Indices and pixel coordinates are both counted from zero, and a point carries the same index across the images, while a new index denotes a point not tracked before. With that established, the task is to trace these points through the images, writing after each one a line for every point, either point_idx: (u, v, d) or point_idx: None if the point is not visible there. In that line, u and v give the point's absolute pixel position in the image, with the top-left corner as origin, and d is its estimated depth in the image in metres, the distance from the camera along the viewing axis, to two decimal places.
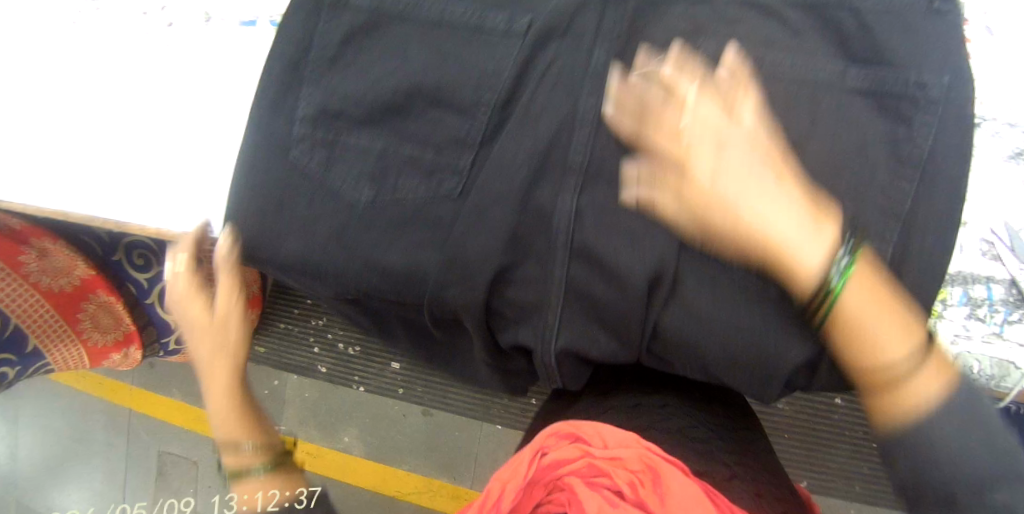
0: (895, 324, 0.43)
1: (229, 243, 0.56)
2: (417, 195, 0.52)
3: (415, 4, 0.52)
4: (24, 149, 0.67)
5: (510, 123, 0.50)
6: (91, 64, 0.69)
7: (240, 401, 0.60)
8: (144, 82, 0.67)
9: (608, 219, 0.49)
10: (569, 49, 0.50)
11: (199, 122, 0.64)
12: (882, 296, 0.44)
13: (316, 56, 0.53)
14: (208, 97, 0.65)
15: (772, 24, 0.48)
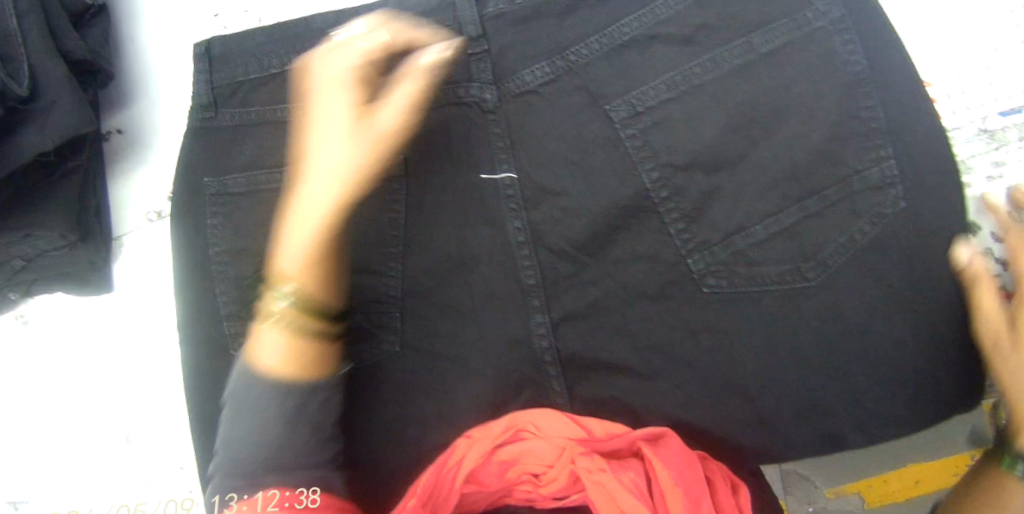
0: None
1: (198, 208, 0.72)
2: (494, 303, 0.66)
3: (314, 101, 0.69)
4: (50, 484, 0.75)
5: (509, 257, 0.65)
6: (81, 382, 0.77)
7: (324, 242, 0.56)
8: (97, 397, 0.76)
9: (645, 341, 0.64)
10: (554, 178, 0.64)
11: (145, 412, 0.76)
12: None
13: (239, 174, 0.71)
14: (145, 389, 0.76)
15: (776, 212, 0.62)
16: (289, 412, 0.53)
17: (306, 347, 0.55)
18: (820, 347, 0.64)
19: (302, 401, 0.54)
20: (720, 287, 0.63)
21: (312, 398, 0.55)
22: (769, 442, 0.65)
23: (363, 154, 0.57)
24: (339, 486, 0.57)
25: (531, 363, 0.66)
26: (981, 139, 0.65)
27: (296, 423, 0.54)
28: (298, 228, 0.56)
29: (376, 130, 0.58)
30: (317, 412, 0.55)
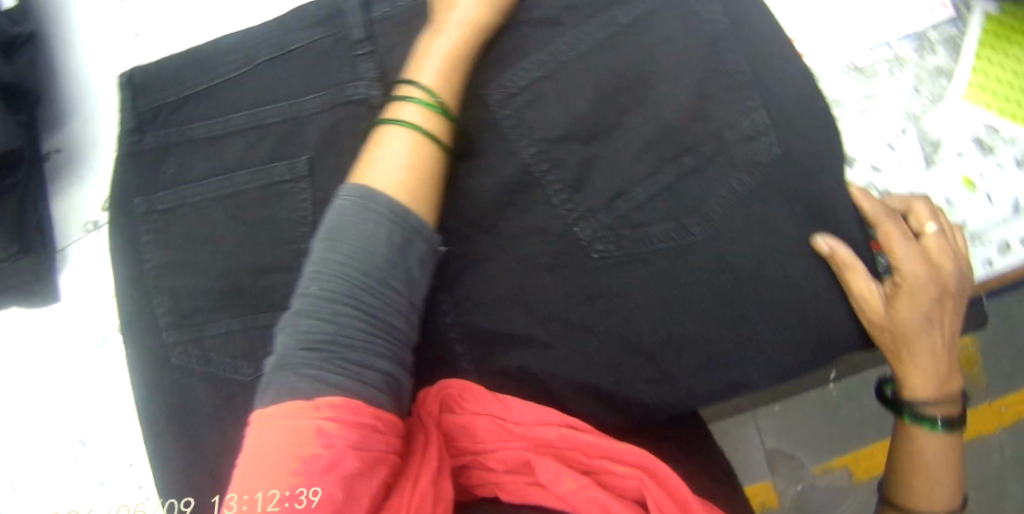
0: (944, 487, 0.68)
1: (131, 225, 0.77)
2: None
3: (226, 116, 0.74)
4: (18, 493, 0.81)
5: None
6: (39, 393, 0.83)
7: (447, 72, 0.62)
8: (53, 408, 0.82)
9: (544, 309, 0.66)
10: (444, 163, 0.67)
11: (97, 417, 0.82)
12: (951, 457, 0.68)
13: (164, 189, 0.76)
14: (96, 396, 0.82)
15: (653, 172, 0.65)
16: (388, 215, 0.55)
17: (423, 155, 0.59)
18: (712, 302, 0.65)
19: (404, 251, 0.55)
20: (610, 250, 0.65)
21: (412, 249, 0.56)
22: (676, 397, 0.66)
23: (445, 40, 0.62)
24: (388, 399, 0.54)
25: (441, 343, 0.69)
26: (852, 76, 0.68)
27: (393, 263, 0.54)
28: (426, 56, 0.62)
29: (460, 18, 0.62)
30: (416, 263, 0.56)
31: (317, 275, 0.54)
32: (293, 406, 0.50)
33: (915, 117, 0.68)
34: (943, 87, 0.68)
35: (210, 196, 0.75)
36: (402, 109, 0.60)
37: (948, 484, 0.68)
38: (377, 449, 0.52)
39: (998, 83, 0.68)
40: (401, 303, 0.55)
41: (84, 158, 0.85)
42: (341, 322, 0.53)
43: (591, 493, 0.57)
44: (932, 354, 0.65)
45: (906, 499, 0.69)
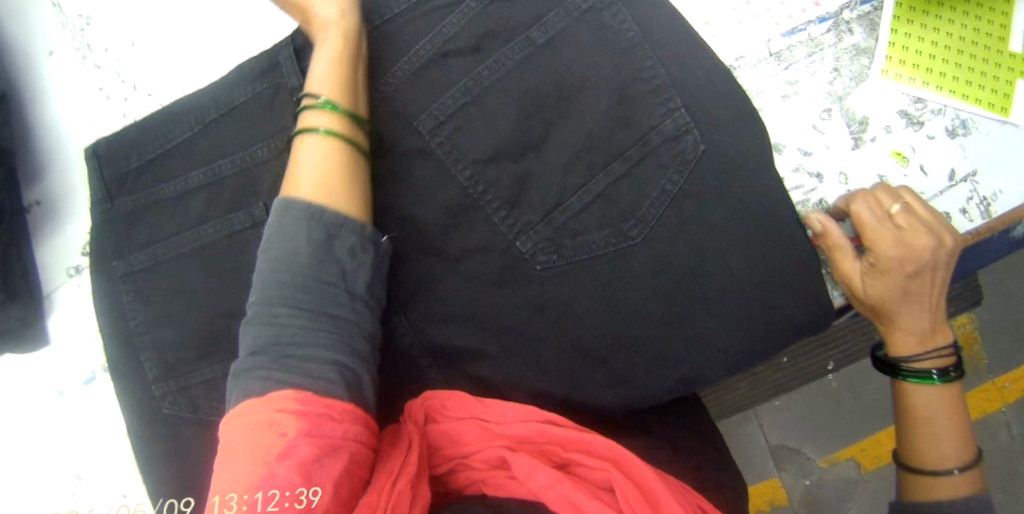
0: (950, 443, 0.68)
1: (109, 283, 0.81)
2: None
3: (185, 170, 0.78)
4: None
5: None
6: (37, 433, 0.88)
7: (346, 75, 0.64)
8: (52, 446, 0.87)
9: (497, 324, 0.69)
10: (386, 194, 0.69)
11: (95, 453, 0.86)
12: (952, 411, 0.69)
13: (136, 245, 0.80)
14: (92, 434, 0.87)
15: (585, 181, 0.67)
16: (311, 215, 0.58)
17: (337, 157, 0.62)
18: (658, 301, 0.67)
19: (331, 245, 0.59)
20: (552, 261, 0.67)
21: (340, 240, 0.59)
22: (631, 396, 0.68)
23: (327, 44, 0.64)
24: (345, 390, 0.56)
25: (403, 362, 0.71)
26: (770, 62, 0.70)
27: (321, 259, 0.57)
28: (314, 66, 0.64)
29: (332, 17, 0.65)
30: (346, 255, 0.59)
31: (258, 289, 0.58)
32: (248, 409, 0.54)
33: (838, 98, 0.69)
34: (864, 65, 0.69)
35: (180, 251, 0.79)
36: (310, 120, 0.63)
37: (950, 440, 0.68)
38: (334, 436, 0.54)
39: (918, 55, 0.69)
40: (340, 293, 0.58)
41: (64, 211, 0.88)
42: (283, 322, 0.56)
43: (562, 490, 0.58)
44: (915, 315, 0.67)
45: (910, 459, 0.70)
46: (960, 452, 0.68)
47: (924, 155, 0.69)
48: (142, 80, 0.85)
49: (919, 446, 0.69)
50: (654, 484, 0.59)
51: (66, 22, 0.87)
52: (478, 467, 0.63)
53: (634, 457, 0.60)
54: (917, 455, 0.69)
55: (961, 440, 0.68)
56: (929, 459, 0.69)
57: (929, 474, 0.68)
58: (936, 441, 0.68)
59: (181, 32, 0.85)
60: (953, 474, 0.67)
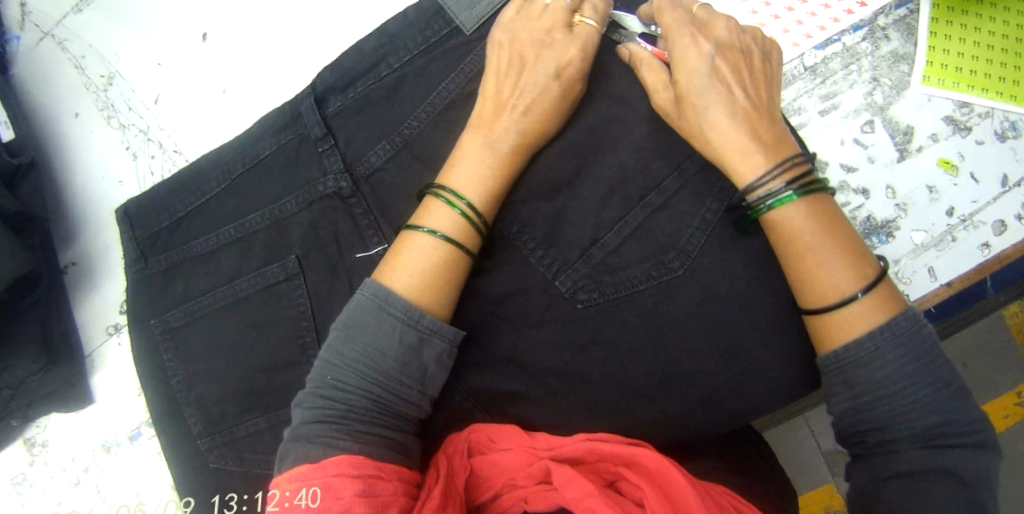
0: (834, 256, 0.54)
1: (148, 342, 0.82)
2: None
3: (216, 226, 0.78)
4: None
5: None
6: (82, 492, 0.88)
7: (489, 182, 0.62)
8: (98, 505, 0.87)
9: (540, 364, 0.67)
10: None
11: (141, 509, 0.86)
12: (832, 230, 0.55)
13: (171, 302, 0.80)
14: (138, 490, 0.87)
15: (621, 213, 0.66)
16: (405, 322, 0.57)
17: (446, 261, 0.60)
18: (705, 333, 0.64)
19: (418, 351, 0.58)
20: (593, 298, 0.66)
21: (428, 347, 0.58)
22: (681, 432, 0.67)
23: (488, 153, 0.62)
24: (397, 458, 0.57)
25: (448, 407, 0.70)
26: (805, 78, 0.69)
27: (405, 362, 0.57)
28: (460, 162, 0.62)
29: (506, 127, 0.63)
30: (431, 363, 0.59)
31: (334, 362, 0.58)
32: (301, 470, 0.54)
33: (878, 109, 0.68)
34: (904, 72, 0.68)
35: (217, 305, 0.79)
36: (432, 210, 0.61)
37: (846, 265, 0.54)
38: (385, 494, 0.53)
39: (959, 58, 0.68)
40: (413, 394, 0.59)
41: (99, 272, 0.88)
42: (352, 402, 0.57)
43: (591, 504, 0.56)
44: (723, 105, 0.58)
45: (806, 282, 0.56)
46: (850, 270, 0.54)
47: (973, 161, 0.67)
48: (169, 137, 0.85)
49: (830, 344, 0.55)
50: (691, 504, 0.55)
51: (90, 83, 0.87)
52: (522, 486, 0.61)
53: (675, 472, 0.56)
54: (823, 338, 0.56)
55: (848, 247, 0.55)
56: (818, 300, 0.55)
57: (833, 307, 0.54)
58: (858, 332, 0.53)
59: (203, 86, 0.85)
60: (851, 290, 0.54)
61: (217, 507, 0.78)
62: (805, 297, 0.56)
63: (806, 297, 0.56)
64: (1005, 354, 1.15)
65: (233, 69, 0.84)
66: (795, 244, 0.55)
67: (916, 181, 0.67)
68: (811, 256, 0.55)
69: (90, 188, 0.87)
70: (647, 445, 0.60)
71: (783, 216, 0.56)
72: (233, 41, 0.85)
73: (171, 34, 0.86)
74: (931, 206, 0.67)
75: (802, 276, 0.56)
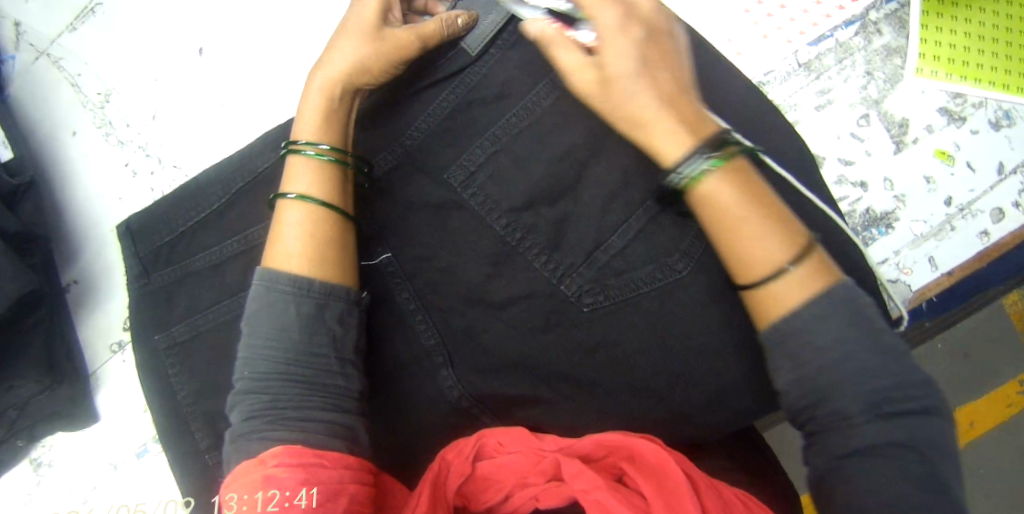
0: (768, 234, 0.53)
1: (151, 359, 0.81)
2: (409, 373, 0.70)
3: (220, 241, 0.79)
4: None
5: (400, 330, 0.70)
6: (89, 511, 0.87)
7: (330, 118, 0.65)
8: None
9: (547, 368, 0.68)
10: (427, 247, 0.70)
11: None
12: (761, 205, 0.54)
13: (175, 317, 0.80)
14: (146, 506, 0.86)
15: (622, 216, 0.66)
16: (303, 291, 0.60)
17: (320, 223, 0.63)
18: (711, 333, 0.65)
19: (317, 316, 0.60)
20: (599, 301, 0.66)
21: (327, 310, 0.61)
22: (691, 431, 0.67)
23: (317, 93, 0.65)
24: (342, 444, 0.58)
25: (456, 414, 0.70)
26: (801, 74, 0.70)
27: (310, 330, 0.59)
28: (303, 116, 0.65)
29: (337, 72, 0.65)
30: (335, 322, 0.61)
31: (251, 356, 0.60)
32: (246, 466, 0.56)
33: (874, 103, 0.68)
34: (898, 65, 0.69)
35: (222, 320, 0.79)
36: (294, 178, 0.65)
37: (776, 236, 0.53)
38: (331, 482, 0.55)
39: (951, 48, 0.69)
40: (332, 362, 0.60)
41: (101, 289, 0.88)
42: (277, 388, 0.59)
43: (596, 495, 0.56)
44: (649, 89, 0.56)
45: (735, 257, 0.54)
46: (784, 247, 0.52)
47: (970, 151, 0.68)
48: (167, 153, 0.85)
49: (769, 313, 0.53)
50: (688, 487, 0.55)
51: (86, 101, 0.87)
52: (534, 484, 0.62)
53: (675, 464, 0.57)
54: (763, 312, 0.54)
55: (780, 225, 0.53)
56: (754, 268, 0.53)
57: (768, 281, 0.53)
58: (798, 303, 0.51)
59: (200, 100, 0.85)
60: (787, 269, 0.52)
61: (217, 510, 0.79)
62: (735, 269, 0.55)
63: (741, 273, 0.54)
64: (1003, 342, 1.16)
65: (230, 83, 0.85)
66: (723, 218, 0.54)
67: (914, 173, 0.68)
68: (741, 228, 0.53)
69: (90, 206, 0.87)
70: (648, 434, 0.60)
71: (716, 187, 0.54)
72: (229, 54, 0.85)
73: (167, 49, 0.86)
74: (929, 197, 0.68)
75: (732, 249, 0.54)
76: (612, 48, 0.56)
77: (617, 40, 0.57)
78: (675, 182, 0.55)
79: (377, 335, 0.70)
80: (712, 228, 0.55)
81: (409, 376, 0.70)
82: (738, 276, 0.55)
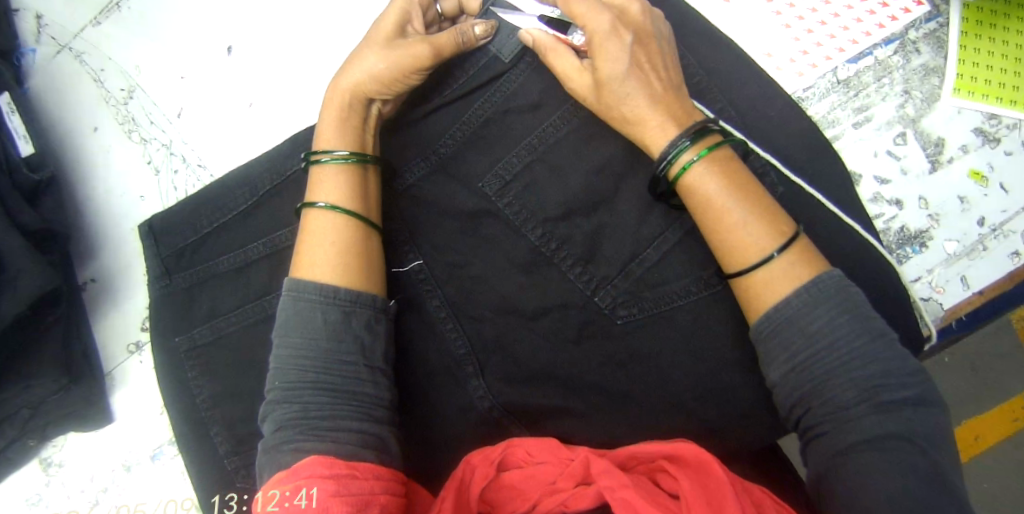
0: (757, 223, 0.56)
1: (171, 361, 0.80)
2: (439, 381, 0.69)
3: (245, 244, 0.78)
4: None
5: (431, 338, 0.69)
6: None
7: (348, 126, 0.65)
8: None
9: (578, 381, 0.67)
10: (460, 256, 0.69)
11: None
12: (753, 199, 0.57)
13: (197, 319, 0.79)
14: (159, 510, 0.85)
15: (658, 229, 0.66)
16: (331, 299, 0.60)
17: (347, 231, 0.63)
18: (745, 348, 0.65)
19: (346, 324, 0.60)
20: (634, 314, 0.66)
21: (355, 318, 0.60)
22: (723, 447, 0.66)
23: (335, 104, 0.65)
24: (373, 455, 0.57)
25: (485, 423, 0.69)
26: (839, 90, 0.70)
27: (339, 338, 0.59)
28: (324, 125, 0.66)
29: (358, 87, 0.65)
30: (363, 329, 0.60)
31: (279, 367, 0.59)
32: (277, 478, 0.54)
33: (910, 121, 0.69)
34: (935, 85, 0.69)
35: (245, 323, 0.78)
36: (320, 186, 0.64)
37: (763, 225, 0.56)
38: (362, 493, 0.53)
39: (988, 70, 0.69)
40: (361, 370, 0.59)
41: (119, 288, 0.87)
42: (307, 398, 0.58)
43: (623, 494, 0.55)
44: (641, 88, 0.60)
45: (723, 244, 0.57)
46: (772, 238, 0.55)
47: (1005, 172, 0.68)
48: (192, 152, 0.84)
49: (754, 303, 0.56)
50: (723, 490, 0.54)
51: (109, 97, 0.86)
52: (564, 489, 0.60)
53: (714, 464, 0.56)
54: (749, 298, 0.56)
55: (771, 218, 0.56)
56: (735, 258, 0.56)
57: (753, 267, 0.55)
58: (786, 291, 0.54)
59: (227, 99, 0.84)
60: (774, 256, 0.55)
61: (218, 506, 0.78)
62: (725, 259, 0.57)
63: (727, 259, 0.57)
64: (1011, 357, 1.16)
65: (258, 83, 0.84)
66: (711, 205, 0.57)
67: (949, 193, 0.68)
68: (731, 218, 0.56)
69: (110, 203, 0.86)
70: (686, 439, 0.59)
71: (700, 176, 0.57)
72: (258, 54, 0.84)
73: (195, 47, 0.85)
74: (963, 217, 0.68)
75: (721, 236, 0.57)
76: (604, 53, 0.60)
77: (607, 43, 0.60)
78: (662, 172, 0.59)
79: (407, 343, 0.70)
80: (699, 217, 0.58)
81: (439, 385, 0.69)
82: (726, 262, 0.57)
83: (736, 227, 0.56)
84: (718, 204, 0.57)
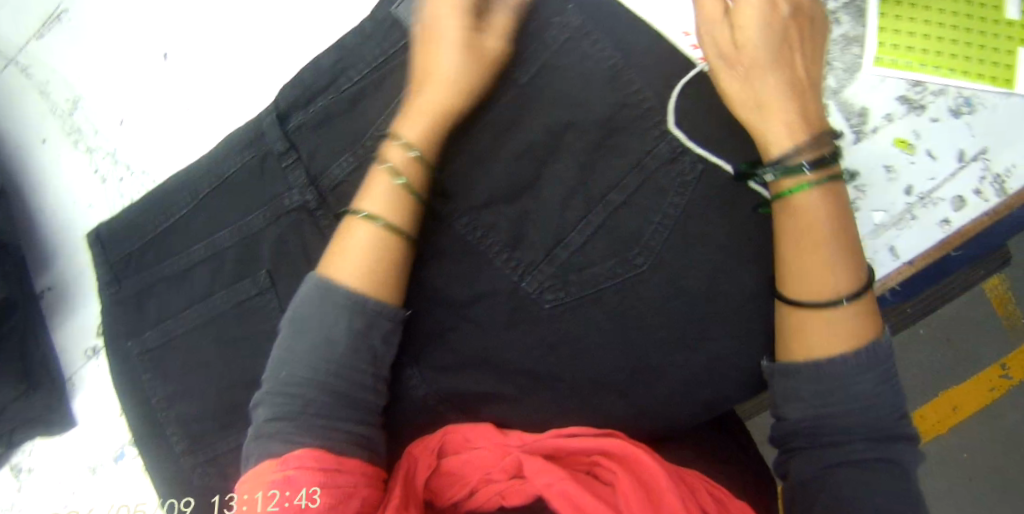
0: (838, 267, 0.57)
1: (124, 364, 0.82)
2: None
3: (189, 246, 0.79)
4: None
5: None
6: None
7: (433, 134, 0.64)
8: None
9: (510, 366, 0.68)
10: None
11: None
12: (837, 236, 0.57)
13: (148, 322, 0.81)
14: None
15: (581, 212, 0.66)
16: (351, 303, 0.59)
17: (389, 242, 0.62)
18: (672, 326, 0.65)
19: (365, 332, 0.59)
20: (560, 298, 0.66)
21: (374, 331, 0.60)
22: (658, 424, 0.67)
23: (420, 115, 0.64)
24: (362, 452, 0.58)
25: (424, 412, 0.70)
26: None
27: (353, 346, 0.58)
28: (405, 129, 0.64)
29: (431, 105, 0.64)
30: (380, 343, 0.60)
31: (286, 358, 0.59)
32: (264, 467, 0.55)
33: (832, 93, 0.69)
34: (855, 55, 0.69)
35: (194, 325, 0.79)
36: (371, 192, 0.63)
37: (848, 270, 0.57)
38: (346, 485, 0.55)
39: (909, 37, 0.69)
40: (367, 377, 0.59)
41: (74, 295, 0.89)
42: (307, 398, 0.57)
43: (561, 488, 0.55)
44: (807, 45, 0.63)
45: (794, 275, 0.58)
46: (848, 286, 0.56)
47: (931, 138, 0.68)
48: (136, 158, 0.86)
49: (813, 341, 0.57)
50: (662, 488, 0.55)
51: (55, 108, 0.87)
52: (497, 480, 0.61)
53: (643, 455, 0.57)
54: (807, 337, 0.57)
55: (852, 265, 0.57)
56: (808, 291, 0.57)
57: (826, 306, 0.56)
58: (843, 341, 0.56)
59: (166, 105, 0.85)
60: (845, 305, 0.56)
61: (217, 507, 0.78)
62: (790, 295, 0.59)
63: (796, 293, 0.58)
64: (982, 323, 1.15)
65: (195, 86, 0.85)
66: (800, 234, 0.58)
67: (871, 162, 0.68)
68: (810, 250, 0.57)
69: (61, 213, 0.88)
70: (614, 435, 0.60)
71: (806, 203, 0.58)
72: (194, 57, 0.85)
73: (133, 54, 0.86)
74: (890, 186, 0.68)
75: (792, 269, 0.58)
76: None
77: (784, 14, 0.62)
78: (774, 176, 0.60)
79: None
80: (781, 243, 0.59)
81: None
82: (791, 300, 0.59)
83: (807, 263, 0.57)
84: (799, 238, 0.58)
